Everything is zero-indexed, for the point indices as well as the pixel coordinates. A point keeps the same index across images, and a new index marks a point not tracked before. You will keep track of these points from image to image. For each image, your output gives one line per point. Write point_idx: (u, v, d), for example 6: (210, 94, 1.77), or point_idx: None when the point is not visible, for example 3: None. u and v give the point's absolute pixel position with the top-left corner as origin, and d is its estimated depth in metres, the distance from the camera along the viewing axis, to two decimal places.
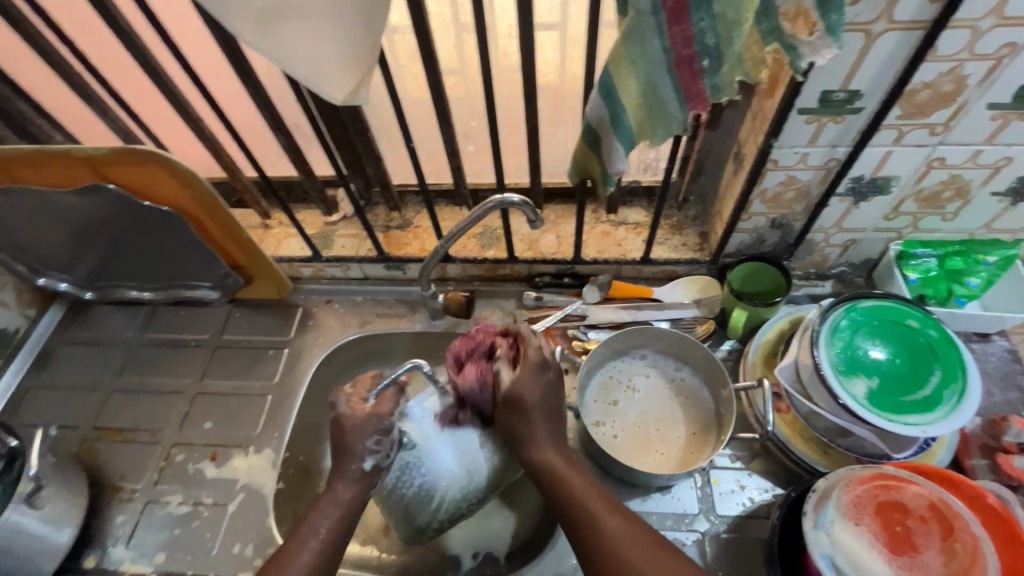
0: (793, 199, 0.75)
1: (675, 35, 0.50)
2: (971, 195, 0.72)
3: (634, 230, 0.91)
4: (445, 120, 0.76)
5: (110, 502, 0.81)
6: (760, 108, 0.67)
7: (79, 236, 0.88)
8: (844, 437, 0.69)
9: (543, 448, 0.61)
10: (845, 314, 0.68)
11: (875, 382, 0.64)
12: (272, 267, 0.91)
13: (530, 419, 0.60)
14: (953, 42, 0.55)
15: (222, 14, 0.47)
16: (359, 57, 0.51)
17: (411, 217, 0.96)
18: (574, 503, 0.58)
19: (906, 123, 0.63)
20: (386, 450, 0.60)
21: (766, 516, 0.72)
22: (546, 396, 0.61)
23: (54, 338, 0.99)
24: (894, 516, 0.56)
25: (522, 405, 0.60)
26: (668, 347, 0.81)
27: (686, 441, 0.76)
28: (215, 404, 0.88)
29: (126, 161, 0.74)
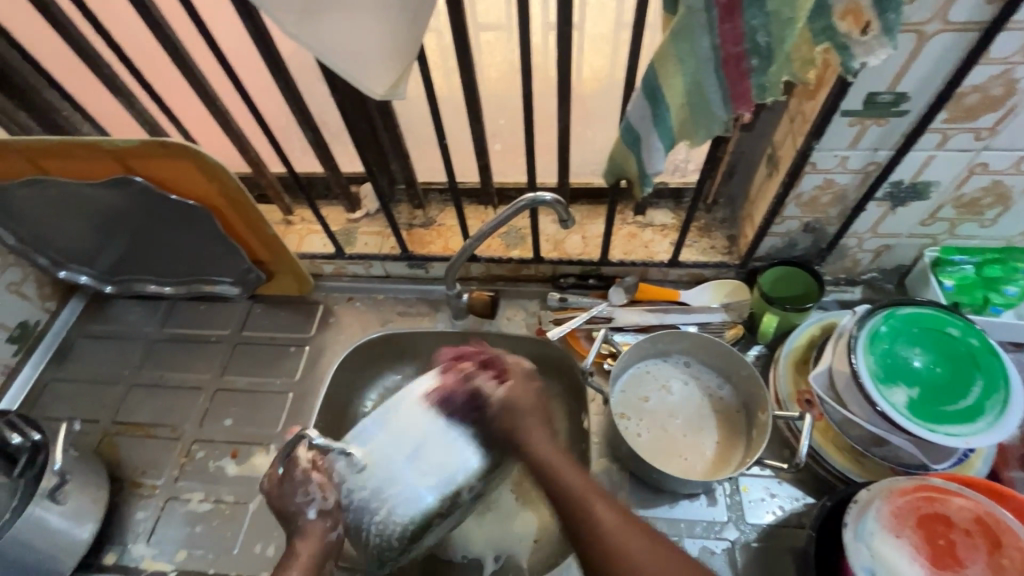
0: (828, 203, 0.73)
1: (725, 33, 0.49)
2: (1012, 202, 0.70)
3: (661, 231, 0.90)
4: (475, 118, 0.76)
5: (130, 498, 0.80)
6: (799, 110, 0.66)
7: (103, 229, 0.88)
8: (879, 446, 0.68)
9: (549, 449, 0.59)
10: (884, 321, 0.67)
11: (915, 392, 0.63)
12: (295, 263, 0.90)
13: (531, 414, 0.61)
14: (1007, 45, 0.53)
15: (264, 6, 0.46)
16: (402, 50, 0.49)
17: (434, 216, 0.96)
18: (569, 489, 0.56)
19: (951, 126, 0.62)
20: (319, 494, 0.57)
21: (797, 525, 0.71)
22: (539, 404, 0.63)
23: (74, 331, 0.98)
24: (937, 528, 0.55)
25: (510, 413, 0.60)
26: (714, 361, 0.80)
27: (713, 455, 0.75)
28: (235, 401, 0.88)
29: (154, 154, 0.73)
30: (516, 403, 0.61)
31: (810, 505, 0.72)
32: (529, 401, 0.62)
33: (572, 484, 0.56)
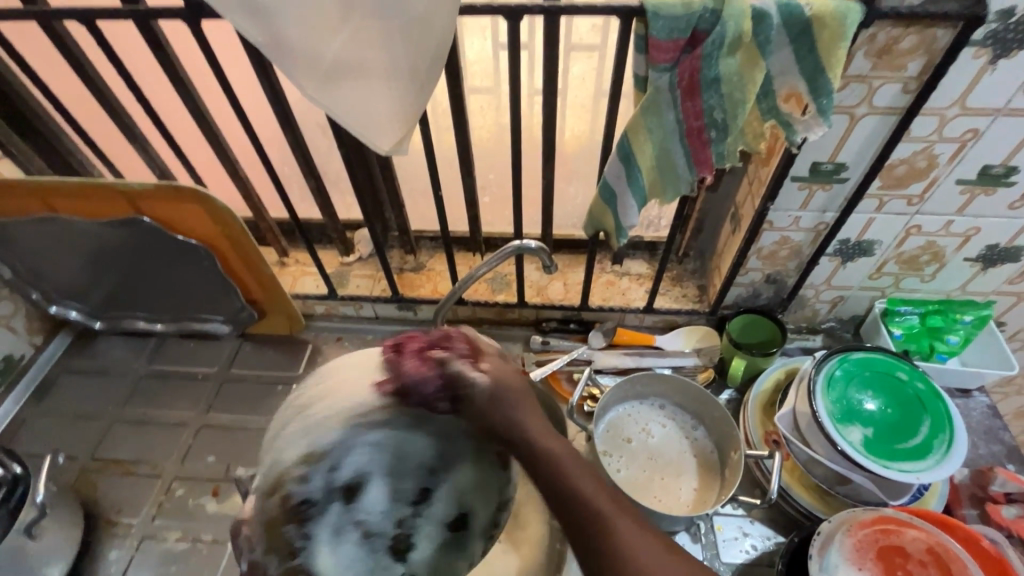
0: (786, 256, 0.81)
1: (687, 109, 0.57)
2: (946, 260, 0.78)
3: (637, 280, 0.96)
4: (468, 173, 0.83)
5: (105, 536, 0.78)
6: (756, 174, 0.74)
7: (101, 266, 0.91)
8: (843, 484, 0.72)
9: (537, 433, 0.50)
10: (840, 364, 0.73)
11: (870, 431, 0.68)
12: (288, 303, 0.93)
13: (514, 414, 0.50)
14: (924, 126, 0.63)
15: (289, 73, 0.53)
16: (406, 114, 0.56)
17: (425, 261, 1.01)
18: (557, 462, 0.48)
19: (885, 193, 0.70)
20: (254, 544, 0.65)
21: (769, 564, 0.73)
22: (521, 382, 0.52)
23: (57, 366, 0.99)
24: (894, 560, 0.58)
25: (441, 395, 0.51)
26: (687, 403, 0.85)
27: (688, 494, 0.78)
28: (219, 438, 0.88)
29: (165, 197, 0.77)
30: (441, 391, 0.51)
31: (781, 544, 0.74)
32: (511, 375, 0.52)
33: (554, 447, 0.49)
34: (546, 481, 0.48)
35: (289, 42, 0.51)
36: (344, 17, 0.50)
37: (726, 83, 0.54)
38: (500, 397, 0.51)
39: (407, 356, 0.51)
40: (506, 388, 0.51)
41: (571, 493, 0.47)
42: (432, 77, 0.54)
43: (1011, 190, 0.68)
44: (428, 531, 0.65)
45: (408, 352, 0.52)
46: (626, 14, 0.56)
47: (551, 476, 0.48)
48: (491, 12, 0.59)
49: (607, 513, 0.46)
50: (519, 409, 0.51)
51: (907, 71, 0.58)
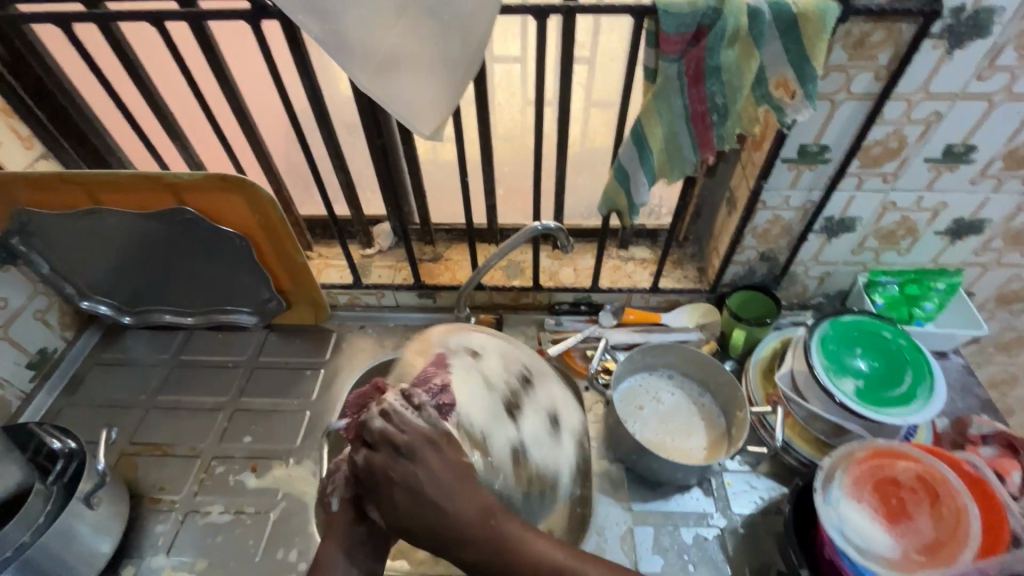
0: (778, 234, 0.89)
1: (692, 96, 0.65)
2: (919, 234, 0.88)
3: (642, 264, 1.04)
4: (488, 164, 0.90)
5: (148, 512, 0.82)
6: (749, 159, 0.83)
7: (138, 261, 0.95)
8: (840, 435, 0.80)
9: (471, 540, 0.50)
10: (831, 326, 0.81)
11: (861, 382, 0.76)
12: (315, 292, 0.99)
13: (433, 520, 0.50)
14: (894, 110, 0.72)
15: (346, 66, 0.60)
16: (444, 101, 0.63)
17: (442, 252, 1.08)
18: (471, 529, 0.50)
19: (864, 172, 0.79)
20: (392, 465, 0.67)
21: (777, 511, 0.80)
22: (439, 474, 0.51)
23: (87, 360, 1.02)
24: (889, 490, 0.66)
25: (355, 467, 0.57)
26: (695, 371, 0.92)
27: (700, 451, 0.85)
28: (253, 419, 0.92)
29: (209, 188, 0.83)
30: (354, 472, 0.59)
31: (786, 494, 0.81)
32: (426, 474, 0.51)
33: (488, 548, 0.50)
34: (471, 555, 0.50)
35: (347, 37, 0.58)
36: (398, 16, 0.57)
37: (726, 72, 0.63)
38: (399, 509, 0.50)
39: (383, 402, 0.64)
40: (405, 501, 0.50)
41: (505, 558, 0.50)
42: (461, 87, 0.63)
43: (972, 167, 0.78)
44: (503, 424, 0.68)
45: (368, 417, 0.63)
46: (640, 13, 0.65)
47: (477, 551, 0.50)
48: (521, 12, 0.67)
49: (560, 560, 0.51)
50: (400, 494, 0.50)
51: (878, 61, 0.67)
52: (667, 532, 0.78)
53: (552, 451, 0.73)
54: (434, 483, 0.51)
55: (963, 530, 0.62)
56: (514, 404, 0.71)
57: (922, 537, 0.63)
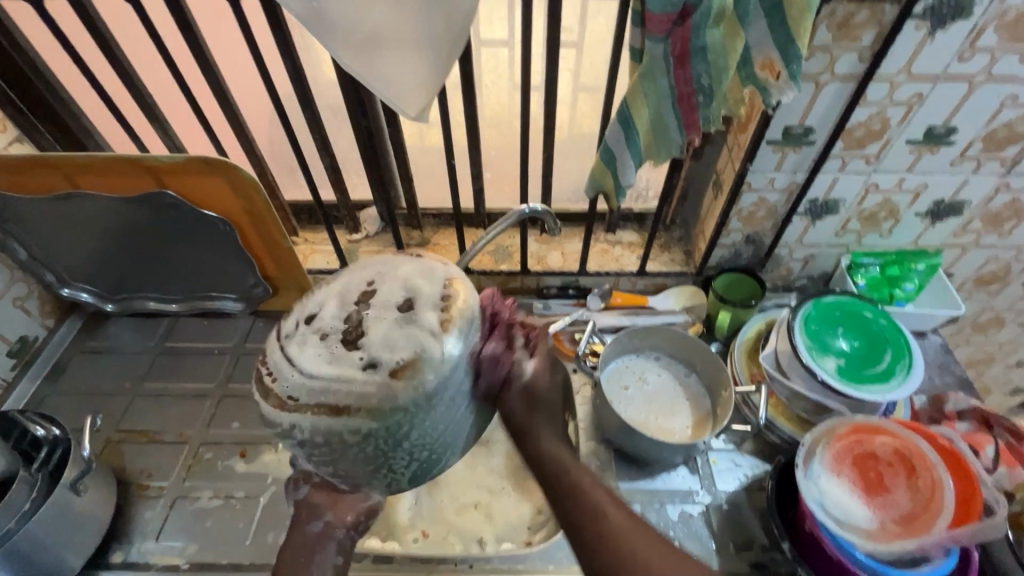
0: (764, 217, 0.90)
1: (678, 76, 0.65)
2: (900, 215, 0.89)
3: (629, 248, 1.04)
4: (474, 146, 0.89)
5: (136, 499, 0.81)
6: (735, 142, 0.83)
7: (119, 247, 0.93)
8: (822, 413, 0.82)
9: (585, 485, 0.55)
10: (814, 306, 0.82)
11: (843, 361, 0.77)
12: (301, 278, 0.98)
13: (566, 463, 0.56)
14: (878, 91, 0.72)
15: (328, 45, 0.59)
16: (429, 80, 0.62)
17: (429, 237, 1.07)
18: (589, 497, 0.55)
19: (847, 153, 0.80)
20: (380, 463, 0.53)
21: (760, 488, 0.82)
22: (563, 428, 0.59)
23: (70, 348, 1.01)
24: (868, 464, 0.68)
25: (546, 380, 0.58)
26: (681, 352, 0.93)
27: (685, 430, 0.86)
28: (241, 405, 0.92)
29: (188, 172, 0.81)
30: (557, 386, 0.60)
31: (768, 471, 0.83)
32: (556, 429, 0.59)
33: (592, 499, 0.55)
34: (568, 513, 0.55)
35: (330, 16, 0.57)
36: None
37: (712, 52, 0.62)
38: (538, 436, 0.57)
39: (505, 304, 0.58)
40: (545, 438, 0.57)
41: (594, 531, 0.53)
42: (447, 66, 0.62)
43: (952, 149, 0.79)
44: (348, 357, 0.48)
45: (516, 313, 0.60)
46: None
47: (575, 514, 0.54)
48: None
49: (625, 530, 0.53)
50: (551, 432, 0.58)
51: (861, 41, 0.67)
52: (654, 509, 0.80)
53: (421, 336, 0.48)
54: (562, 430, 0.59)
55: (938, 501, 0.64)
56: (357, 321, 0.50)
57: (898, 508, 0.65)
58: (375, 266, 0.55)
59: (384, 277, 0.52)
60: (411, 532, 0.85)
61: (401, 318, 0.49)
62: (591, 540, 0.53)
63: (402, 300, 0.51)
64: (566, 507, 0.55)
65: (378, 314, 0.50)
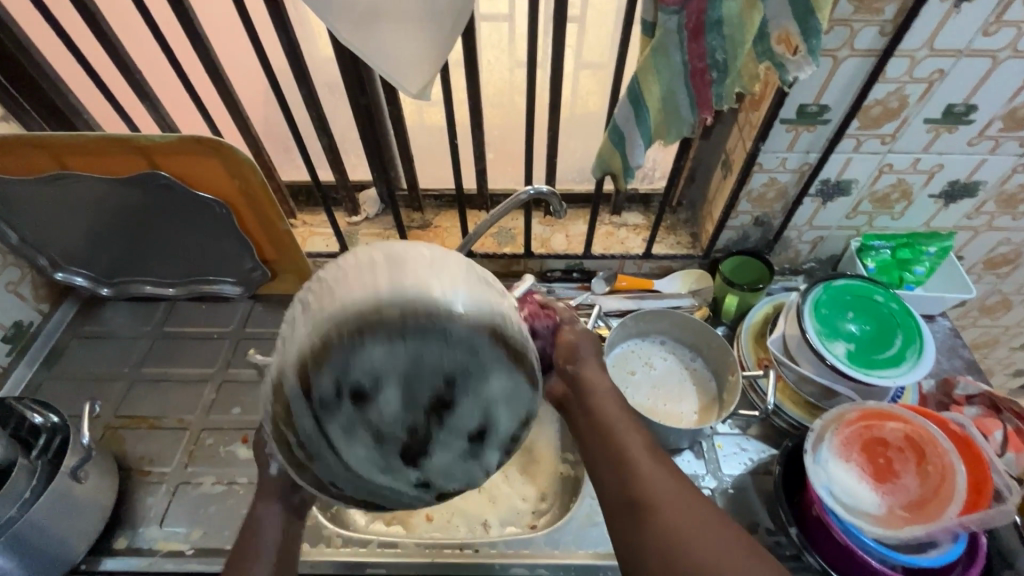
0: (774, 198, 0.88)
1: (692, 51, 0.62)
2: (913, 197, 0.87)
3: (634, 230, 1.02)
4: (477, 125, 0.86)
5: (138, 485, 0.80)
6: (747, 120, 0.81)
7: (114, 230, 0.91)
8: (830, 398, 0.81)
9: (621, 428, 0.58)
10: (824, 290, 0.80)
11: (853, 345, 0.76)
12: (300, 261, 0.96)
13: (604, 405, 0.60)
14: (898, 67, 0.70)
15: (324, 18, 0.56)
16: (432, 56, 0.59)
17: (431, 219, 1.05)
18: (625, 440, 0.56)
19: (863, 133, 0.78)
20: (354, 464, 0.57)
21: (766, 472, 0.82)
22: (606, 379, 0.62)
23: (67, 333, 0.99)
24: (877, 449, 0.67)
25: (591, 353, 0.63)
26: (687, 337, 0.92)
27: (692, 415, 0.86)
28: (243, 390, 0.91)
29: (181, 152, 0.78)
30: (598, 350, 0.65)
31: (775, 455, 0.83)
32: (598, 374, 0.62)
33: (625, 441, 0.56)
34: (603, 452, 0.57)
35: None
36: None
37: (727, 25, 0.59)
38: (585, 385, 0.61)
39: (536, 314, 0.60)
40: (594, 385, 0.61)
41: (628, 468, 0.54)
42: (450, 41, 0.59)
43: (971, 128, 0.76)
44: (403, 473, 0.48)
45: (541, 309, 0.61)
46: None
47: (611, 453, 0.56)
48: None
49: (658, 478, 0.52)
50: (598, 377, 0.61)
51: (883, 15, 0.64)
52: None
53: (477, 473, 0.50)
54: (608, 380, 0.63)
55: (948, 486, 0.63)
56: (423, 436, 0.46)
57: (908, 494, 0.65)
58: (456, 350, 0.43)
59: (464, 395, 0.45)
60: (415, 515, 0.85)
61: (467, 451, 0.48)
62: (624, 478, 0.54)
63: (475, 429, 0.47)
64: (604, 447, 0.57)
65: (445, 441, 0.47)
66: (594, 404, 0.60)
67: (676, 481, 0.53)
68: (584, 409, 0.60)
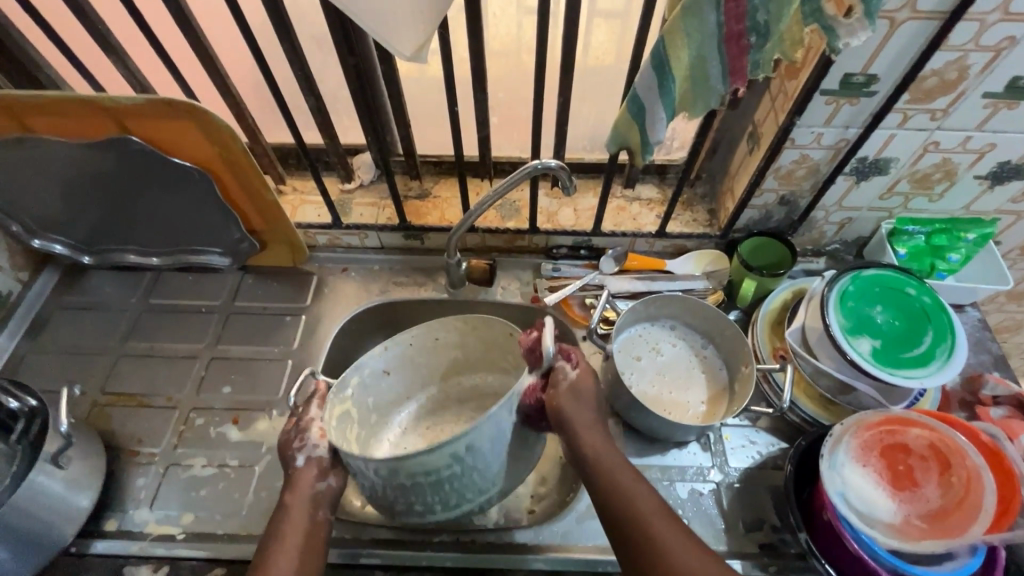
0: (803, 176, 0.81)
1: (729, 11, 0.54)
2: (957, 177, 0.79)
3: (648, 205, 0.95)
4: (480, 88, 0.78)
5: (127, 465, 0.78)
6: (781, 90, 0.72)
7: (90, 196, 0.85)
8: (845, 394, 0.77)
9: (632, 492, 0.60)
10: (853, 281, 0.75)
11: (878, 342, 0.71)
12: (290, 233, 0.90)
13: (610, 471, 0.62)
14: (963, 34, 0.61)
15: None
16: (428, 15, 0.51)
17: (429, 188, 0.98)
18: (629, 497, 0.60)
19: (911, 107, 0.69)
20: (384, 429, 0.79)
21: (774, 467, 0.79)
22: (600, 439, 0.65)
23: (49, 303, 0.95)
24: (897, 456, 0.64)
25: (581, 412, 0.64)
26: (699, 322, 0.87)
27: (699, 406, 0.82)
28: (233, 368, 0.87)
29: (154, 115, 0.71)
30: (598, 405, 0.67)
31: (785, 449, 0.80)
32: (597, 438, 0.64)
33: (634, 502, 0.59)
34: (616, 517, 0.60)
35: None
36: None
37: None
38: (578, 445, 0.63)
39: (534, 395, 0.63)
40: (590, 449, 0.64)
41: (642, 530, 0.57)
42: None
43: None
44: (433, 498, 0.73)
45: (535, 386, 0.64)
46: None
47: (624, 517, 0.59)
48: None
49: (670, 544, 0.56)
50: (592, 435, 0.64)
51: None
52: (663, 487, 0.77)
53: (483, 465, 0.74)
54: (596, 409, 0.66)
55: (972, 500, 0.60)
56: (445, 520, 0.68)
57: (927, 505, 0.61)
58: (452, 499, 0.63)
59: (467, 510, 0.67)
60: None
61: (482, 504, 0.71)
62: (641, 541, 0.57)
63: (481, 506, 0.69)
64: (616, 510, 0.60)
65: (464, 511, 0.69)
66: (600, 466, 0.63)
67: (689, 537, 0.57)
68: (587, 470, 0.63)
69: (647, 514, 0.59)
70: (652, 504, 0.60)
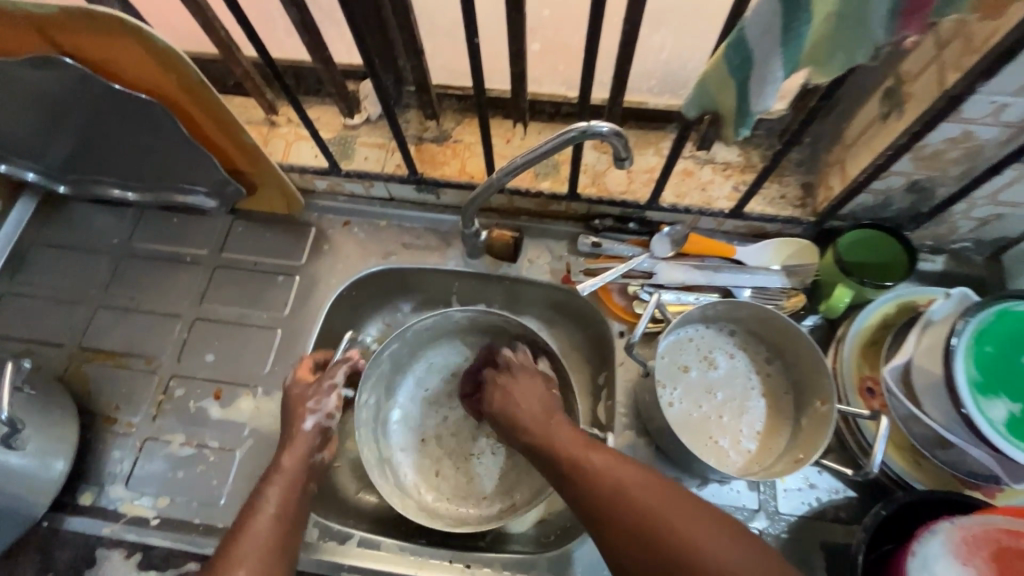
0: (954, 159, 0.58)
1: None
2: None
3: (723, 172, 0.74)
4: (517, 8, 0.56)
5: (104, 435, 0.72)
6: (960, 33, 0.49)
7: (45, 121, 0.71)
8: (943, 449, 0.60)
9: (600, 457, 0.54)
10: (997, 317, 0.56)
11: (1017, 407, 0.54)
12: (281, 180, 0.75)
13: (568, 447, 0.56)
14: None
15: None
16: None
17: (449, 130, 0.80)
18: (608, 475, 0.52)
19: None
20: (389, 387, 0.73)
21: (834, 519, 0.65)
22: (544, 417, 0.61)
23: (26, 237, 0.85)
24: (1017, 563, 0.47)
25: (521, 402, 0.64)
26: (766, 333, 0.70)
27: (750, 442, 0.68)
28: (217, 333, 0.77)
29: (81, 27, 0.55)
30: (539, 383, 0.66)
31: (850, 499, 0.66)
32: (551, 423, 0.60)
33: (605, 463, 0.53)
34: (626, 523, 0.49)
35: None
36: None
37: None
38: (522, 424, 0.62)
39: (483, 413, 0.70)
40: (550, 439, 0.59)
41: (663, 525, 0.48)
42: None
43: None
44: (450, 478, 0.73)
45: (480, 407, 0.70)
46: None
47: (634, 518, 0.49)
48: None
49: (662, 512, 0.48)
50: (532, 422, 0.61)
51: None
52: None
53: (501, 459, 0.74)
54: (531, 395, 0.64)
55: None
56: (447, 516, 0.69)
57: None
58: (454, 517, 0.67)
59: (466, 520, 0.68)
60: None
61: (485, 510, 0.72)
62: (666, 539, 0.47)
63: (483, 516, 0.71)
64: (621, 515, 0.50)
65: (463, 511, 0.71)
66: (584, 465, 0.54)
67: (688, 505, 0.49)
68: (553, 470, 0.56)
69: (659, 506, 0.49)
70: (658, 490, 0.50)
